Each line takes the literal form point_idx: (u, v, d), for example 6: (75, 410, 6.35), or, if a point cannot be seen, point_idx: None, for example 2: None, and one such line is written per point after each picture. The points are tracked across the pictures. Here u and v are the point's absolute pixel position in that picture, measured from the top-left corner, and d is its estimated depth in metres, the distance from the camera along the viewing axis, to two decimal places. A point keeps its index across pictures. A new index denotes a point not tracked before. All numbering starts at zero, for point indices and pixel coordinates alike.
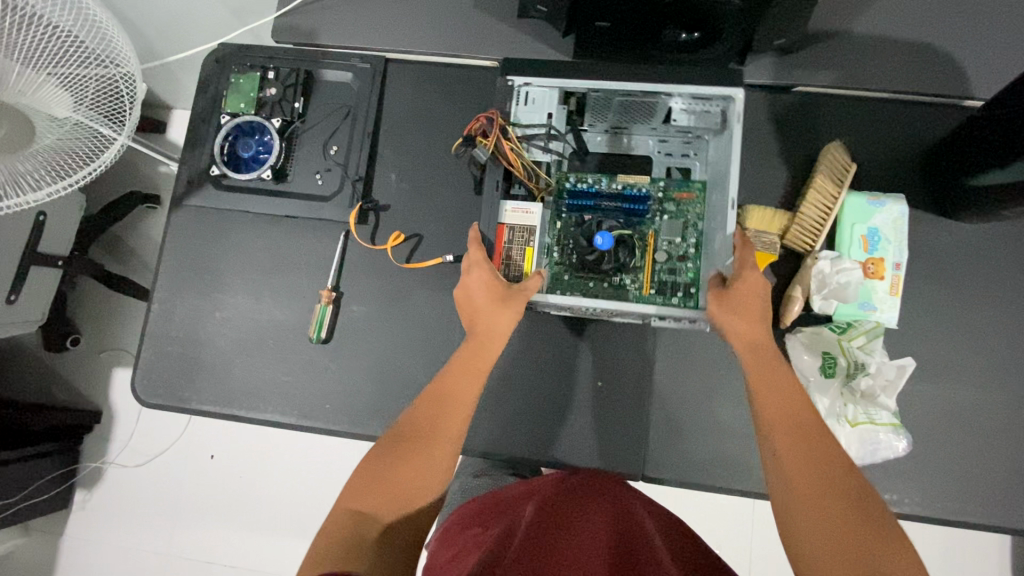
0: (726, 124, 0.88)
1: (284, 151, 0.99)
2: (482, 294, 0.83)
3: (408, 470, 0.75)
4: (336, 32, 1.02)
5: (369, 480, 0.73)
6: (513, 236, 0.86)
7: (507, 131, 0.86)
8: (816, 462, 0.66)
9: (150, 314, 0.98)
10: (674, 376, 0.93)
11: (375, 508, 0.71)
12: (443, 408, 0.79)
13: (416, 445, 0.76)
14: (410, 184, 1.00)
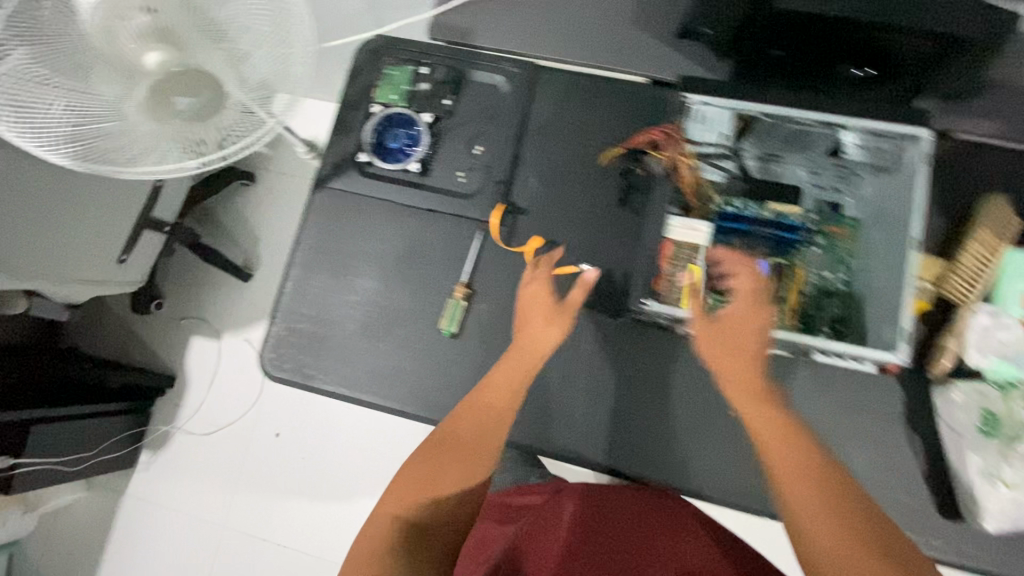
0: (896, 167, 0.86)
1: (430, 146, 1.02)
2: (535, 308, 0.87)
3: (448, 475, 0.75)
4: (491, 34, 1.03)
5: (397, 491, 0.75)
6: (678, 253, 0.84)
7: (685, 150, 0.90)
8: (811, 489, 0.62)
9: (285, 290, 1.01)
10: (808, 413, 0.90)
11: (428, 517, 0.73)
12: (485, 416, 0.81)
13: (432, 456, 0.78)
14: (549, 189, 0.99)
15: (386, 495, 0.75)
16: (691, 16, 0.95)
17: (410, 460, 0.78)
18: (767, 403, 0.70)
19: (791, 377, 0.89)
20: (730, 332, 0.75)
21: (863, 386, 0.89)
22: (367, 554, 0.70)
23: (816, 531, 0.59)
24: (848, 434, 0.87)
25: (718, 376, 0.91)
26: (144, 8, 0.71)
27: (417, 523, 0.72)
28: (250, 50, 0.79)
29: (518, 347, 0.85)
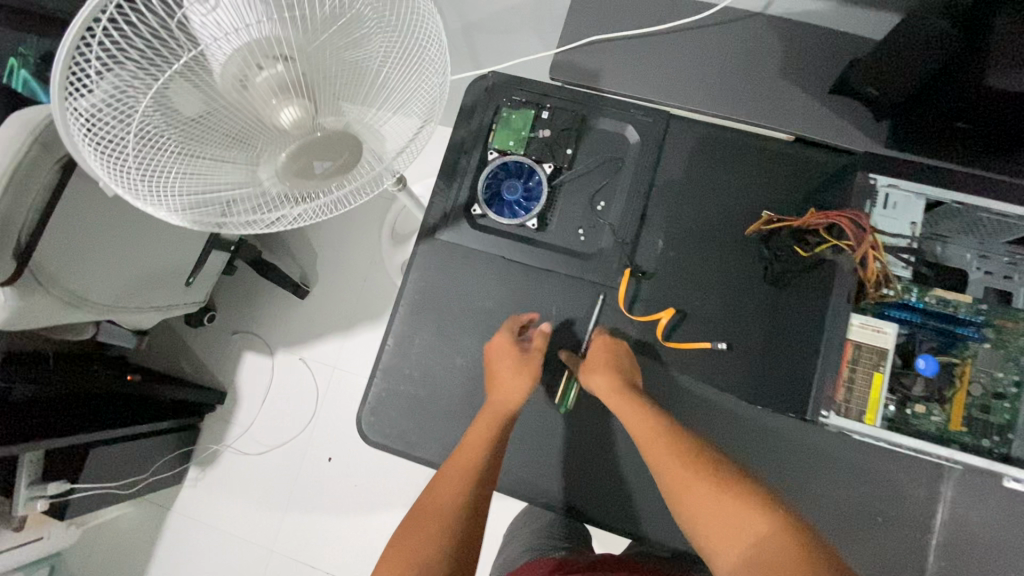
0: None
1: (549, 199, 0.93)
2: (502, 360, 0.84)
3: (417, 532, 0.71)
4: (620, 77, 0.94)
5: (399, 537, 0.71)
6: (860, 357, 0.68)
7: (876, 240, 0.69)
8: (683, 470, 0.69)
9: (386, 347, 0.93)
10: (974, 527, 0.80)
11: (443, 560, 0.68)
12: (468, 457, 0.77)
13: (432, 499, 0.75)
14: (679, 254, 0.91)
15: (394, 542, 0.71)
16: (851, 73, 0.86)
17: (417, 507, 0.75)
18: (669, 434, 0.73)
19: (947, 481, 0.82)
20: (604, 374, 0.81)
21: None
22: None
23: (733, 551, 0.62)
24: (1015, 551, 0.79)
25: (868, 478, 0.82)
26: (279, 58, 0.61)
27: (408, 554, 0.68)
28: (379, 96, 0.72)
29: (496, 404, 0.81)
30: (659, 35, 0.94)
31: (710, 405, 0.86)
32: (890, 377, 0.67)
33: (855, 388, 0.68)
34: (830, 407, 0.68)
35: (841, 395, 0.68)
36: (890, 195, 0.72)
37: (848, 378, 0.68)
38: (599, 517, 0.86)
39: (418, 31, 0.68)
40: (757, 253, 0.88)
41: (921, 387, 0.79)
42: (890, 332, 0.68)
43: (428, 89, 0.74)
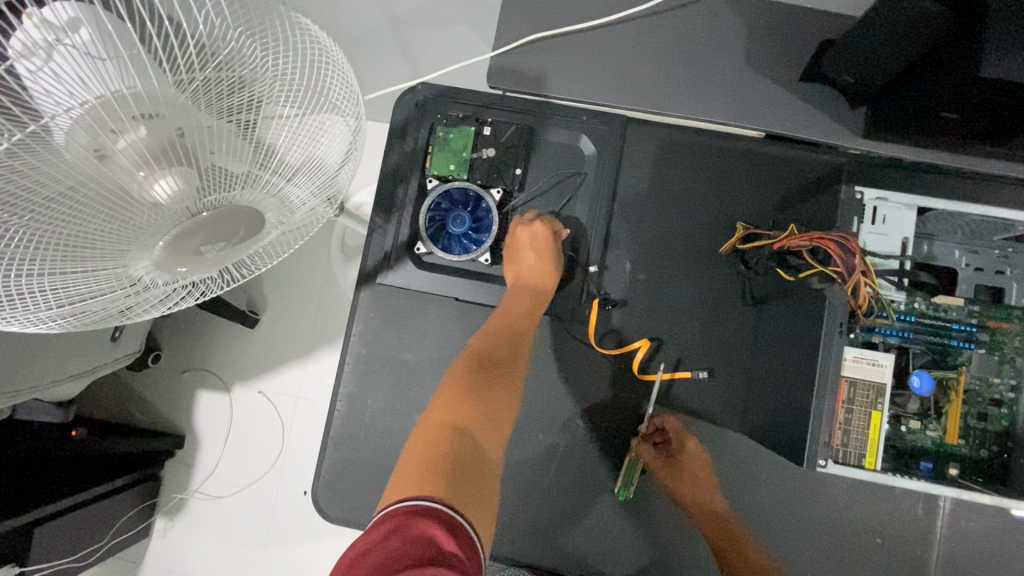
0: None
1: (501, 227, 0.83)
2: (525, 249, 0.79)
3: (464, 405, 0.67)
4: (567, 80, 0.82)
5: (445, 398, 0.68)
6: (856, 397, 0.61)
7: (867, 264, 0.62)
8: None
9: (336, 412, 0.83)
10: (969, 531, 0.78)
11: (483, 429, 0.67)
12: (507, 342, 0.74)
13: (477, 370, 0.71)
14: (650, 276, 0.83)
15: (436, 405, 0.68)
16: (824, 60, 0.76)
17: (455, 372, 0.71)
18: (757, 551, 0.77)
19: None
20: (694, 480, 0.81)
21: None
22: (429, 459, 0.61)
23: None
24: (1008, 553, 0.77)
25: (861, 495, 0.79)
26: (143, 118, 0.45)
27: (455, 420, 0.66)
28: (288, 126, 0.56)
29: (528, 287, 0.78)
30: (609, 25, 0.82)
31: (694, 435, 0.81)
32: (889, 417, 0.61)
33: (851, 429, 0.62)
34: (830, 454, 0.62)
35: (838, 440, 0.62)
36: (878, 207, 0.64)
37: (845, 417, 0.62)
38: (589, 569, 0.80)
39: (309, 41, 0.57)
40: (735, 269, 0.81)
41: (918, 405, 0.73)
42: (887, 362, 0.62)
43: (348, 104, 0.61)
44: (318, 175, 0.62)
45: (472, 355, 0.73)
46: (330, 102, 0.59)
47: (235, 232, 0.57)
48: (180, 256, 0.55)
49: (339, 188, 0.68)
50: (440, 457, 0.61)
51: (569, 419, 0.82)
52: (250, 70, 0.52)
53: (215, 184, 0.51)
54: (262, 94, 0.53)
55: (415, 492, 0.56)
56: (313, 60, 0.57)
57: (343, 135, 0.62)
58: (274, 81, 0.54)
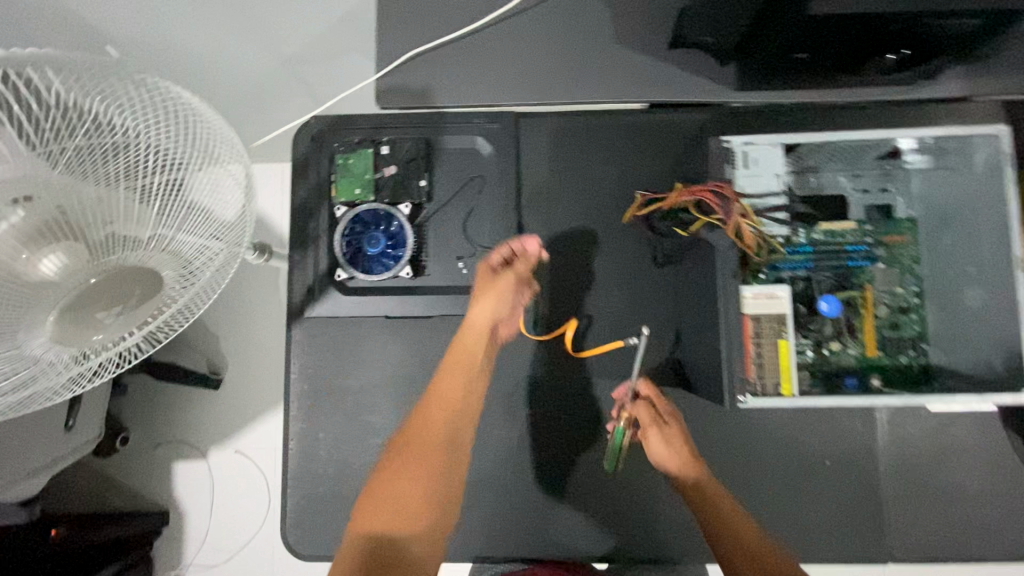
0: (971, 161, 0.75)
1: (418, 240, 0.84)
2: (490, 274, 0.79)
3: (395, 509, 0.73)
4: (453, 88, 0.85)
5: (371, 503, 0.74)
6: (764, 331, 0.65)
7: (745, 207, 0.66)
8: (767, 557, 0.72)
9: (290, 451, 0.84)
10: (907, 439, 0.81)
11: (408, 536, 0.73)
12: (453, 394, 0.78)
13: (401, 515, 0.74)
14: (568, 258, 0.85)
15: (366, 506, 0.74)
16: (686, 24, 0.80)
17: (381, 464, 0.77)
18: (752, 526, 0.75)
19: None
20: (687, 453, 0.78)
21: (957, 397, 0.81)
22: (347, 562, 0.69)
23: None
24: (951, 449, 0.81)
25: (804, 424, 0.82)
26: (19, 202, 0.48)
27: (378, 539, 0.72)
28: (171, 183, 0.56)
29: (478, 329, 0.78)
30: (480, 30, 0.86)
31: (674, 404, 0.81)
32: (794, 342, 0.64)
33: (765, 364, 0.65)
34: (749, 391, 0.65)
35: (754, 377, 0.65)
36: (747, 152, 0.68)
37: (756, 354, 0.65)
38: (562, 549, 0.82)
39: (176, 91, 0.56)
40: (647, 235, 0.83)
41: (831, 327, 0.78)
42: (785, 295, 0.65)
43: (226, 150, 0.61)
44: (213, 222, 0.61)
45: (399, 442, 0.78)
46: (207, 150, 0.59)
47: (128, 288, 0.56)
48: (82, 324, 0.54)
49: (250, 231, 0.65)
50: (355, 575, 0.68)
51: (518, 412, 0.84)
52: (120, 136, 0.53)
53: (109, 247, 0.53)
54: (138, 153, 0.54)
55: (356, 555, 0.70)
56: (184, 113, 0.57)
57: (235, 179, 0.62)
58: (147, 143, 0.54)
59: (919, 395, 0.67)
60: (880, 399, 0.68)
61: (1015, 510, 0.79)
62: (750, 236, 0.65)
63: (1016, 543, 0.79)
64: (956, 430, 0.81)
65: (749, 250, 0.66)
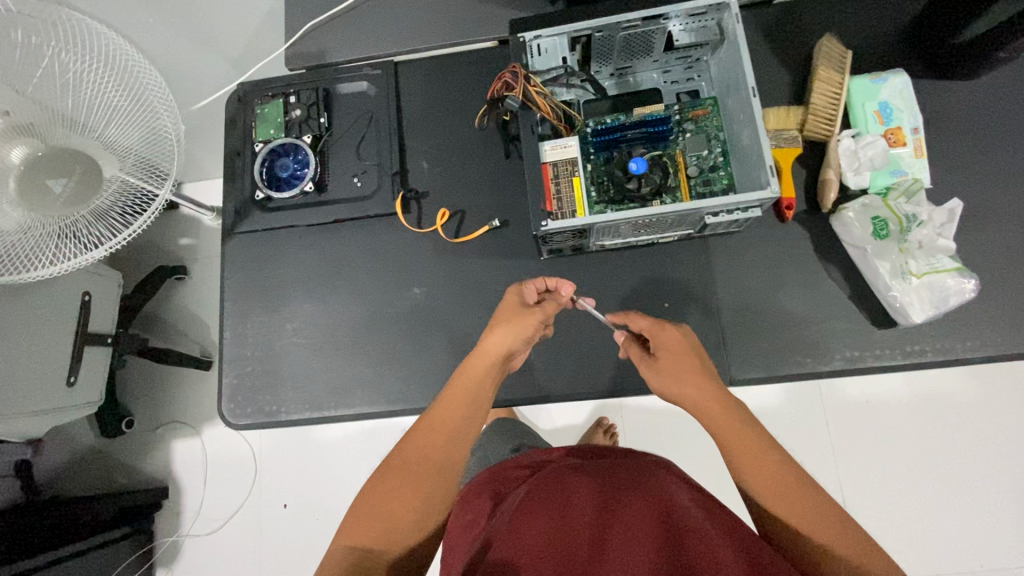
0: (725, 34, 0.90)
1: (320, 164, 1.05)
2: (511, 302, 0.83)
3: (392, 503, 0.64)
4: (342, 48, 1.09)
5: (353, 514, 0.64)
6: (557, 170, 0.84)
7: (531, 79, 0.88)
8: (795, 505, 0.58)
9: (225, 342, 1.03)
10: (735, 280, 0.94)
11: (385, 550, 0.62)
12: (452, 422, 0.71)
13: (384, 538, 0.63)
14: (440, 166, 1.04)
15: (359, 502, 0.65)
16: None
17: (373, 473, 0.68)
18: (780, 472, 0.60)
19: (703, 246, 0.95)
20: (685, 380, 0.71)
21: (773, 237, 0.94)
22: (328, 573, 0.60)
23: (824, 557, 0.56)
24: (777, 283, 0.93)
25: (645, 275, 0.95)
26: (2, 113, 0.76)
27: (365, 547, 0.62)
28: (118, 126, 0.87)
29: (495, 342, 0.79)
30: (350, 9, 1.08)
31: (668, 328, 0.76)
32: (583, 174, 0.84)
33: (563, 198, 0.84)
34: (552, 218, 0.83)
35: (555, 208, 0.84)
36: (538, 44, 0.91)
37: (557, 191, 0.84)
38: None
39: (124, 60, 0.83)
40: (501, 136, 1.03)
41: (652, 185, 0.90)
42: (575, 143, 0.85)
43: (166, 111, 0.88)
44: (145, 161, 0.90)
45: (404, 457, 0.68)
46: (151, 112, 0.88)
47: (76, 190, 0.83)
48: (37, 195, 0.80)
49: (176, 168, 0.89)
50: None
51: (408, 293, 1.01)
52: (93, 88, 0.84)
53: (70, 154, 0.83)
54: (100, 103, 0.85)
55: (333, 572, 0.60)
56: (140, 79, 0.86)
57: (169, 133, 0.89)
58: (109, 96, 0.85)
59: (697, 202, 0.81)
60: (666, 208, 0.81)
61: (835, 327, 0.91)
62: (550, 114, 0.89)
63: (840, 355, 0.90)
64: (779, 267, 0.94)
65: (553, 123, 0.89)
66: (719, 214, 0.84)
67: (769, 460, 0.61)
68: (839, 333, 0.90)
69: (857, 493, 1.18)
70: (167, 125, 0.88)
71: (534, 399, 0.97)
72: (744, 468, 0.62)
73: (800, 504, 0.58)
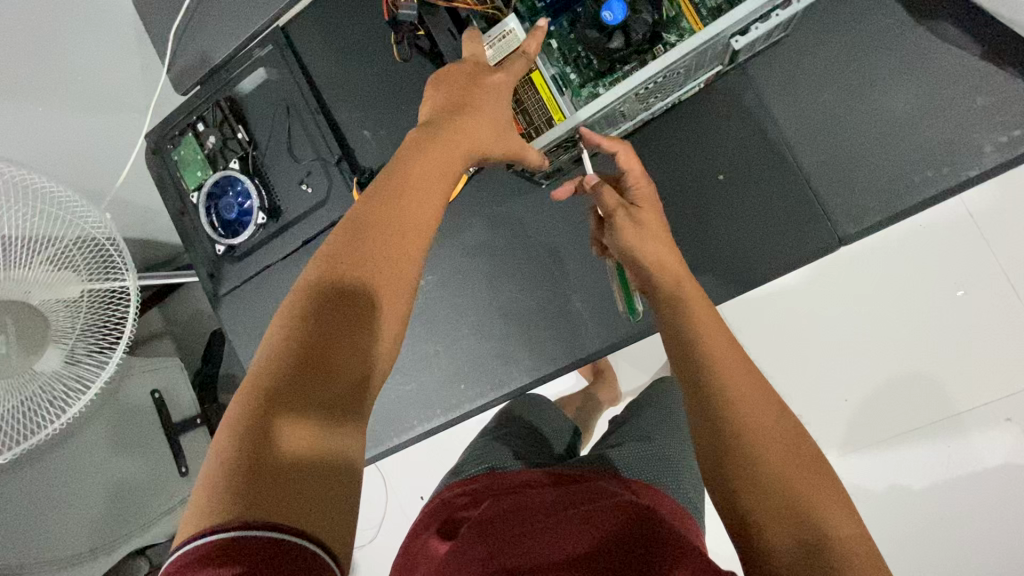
0: None
1: (261, 185, 0.89)
2: (461, 67, 0.59)
3: (337, 321, 0.43)
4: (219, 41, 0.89)
5: (273, 360, 0.41)
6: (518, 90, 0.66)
7: None
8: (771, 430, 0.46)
9: None
10: (798, 104, 0.68)
11: (300, 395, 0.40)
12: (417, 192, 0.50)
13: (300, 374, 0.40)
14: (385, 128, 0.85)
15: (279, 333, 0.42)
16: None
17: (275, 322, 0.44)
18: (750, 386, 0.48)
19: (738, 78, 0.69)
20: (664, 243, 0.57)
21: (833, 27, 0.66)
22: (219, 464, 0.37)
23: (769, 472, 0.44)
24: (860, 85, 0.66)
25: (676, 150, 0.71)
26: None
27: (271, 391, 0.39)
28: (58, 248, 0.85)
29: (471, 96, 0.57)
30: None
31: (642, 191, 0.61)
32: (544, 69, 0.65)
33: (529, 106, 0.66)
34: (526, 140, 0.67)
35: (524, 125, 0.67)
36: None
37: (519, 100, 0.67)
38: (509, 387, 0.83)
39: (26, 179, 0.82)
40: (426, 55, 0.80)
41: (643, 29, 0.62)
42: (515, 27, 0.62)
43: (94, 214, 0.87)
44: (95, 266, 0.90)
45: (322, 285, 0.44)
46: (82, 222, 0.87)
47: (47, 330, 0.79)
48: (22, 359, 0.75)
49: (128, 260, 0.91)
50: (225, 483, 0.36)
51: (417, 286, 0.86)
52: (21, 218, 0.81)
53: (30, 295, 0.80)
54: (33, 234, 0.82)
55: (224, 472, 0.36)
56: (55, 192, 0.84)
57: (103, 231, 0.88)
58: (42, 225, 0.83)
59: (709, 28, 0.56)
60: (663, 60, 0.57)
61: (969, 110, 0.63)
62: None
63: (990, 144, 0.62)
64: (856, 63, 0.66)
65: (473, 8, 0.69)
66: (743, 37, 0.59)
67: (743, 367, 0.49)
68: (980, 115, 0.62)
69: None
70: (102, 225, 0.88)
71: (600, 352, 0.79)
72: (685, 356, 0.52)
73: (759, 406, 0.47)
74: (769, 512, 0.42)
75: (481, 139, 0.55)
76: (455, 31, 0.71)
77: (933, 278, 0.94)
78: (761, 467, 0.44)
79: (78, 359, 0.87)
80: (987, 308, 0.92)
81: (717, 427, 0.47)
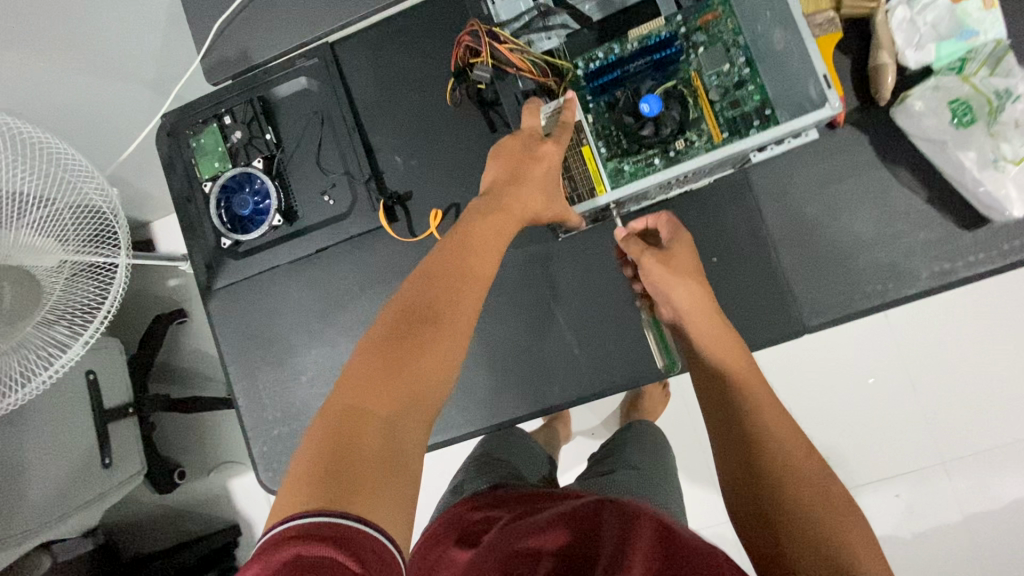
0: None
1: (281, 188, 0.90)
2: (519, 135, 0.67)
3: (407, 356, 0.47)
4: (263, 44, 0.90)
5: (359, 384, 0.46)
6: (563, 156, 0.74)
7: (498, 33, 0.77)
8: (801, 477, 0.55)
9: (240, 407, 0.93)
10: (784, 211, 0.80)
11: (380, 409, 0.44)
12: (479, 243, 0.57)
13: (380, 394, 0.45)
14: (418, 157, 0.89)
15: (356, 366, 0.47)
16: None
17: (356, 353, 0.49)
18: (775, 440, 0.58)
19: (739, 180, 0.81)
20: (691, 281, 0.68)
21: (820, 154, 0.80)
22: (306, 468, 0.41)
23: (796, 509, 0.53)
24: (834, 206, 0.80)
25: None
26: None
27: (352, 410, 0.44)
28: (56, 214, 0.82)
29: (525, 160, 0.65)
30: None
31: (675, 237, 0.72)
32: (592, 143, 0.74)
33: (575, 174, 0.75)
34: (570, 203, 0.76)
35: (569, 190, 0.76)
36: None
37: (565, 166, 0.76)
38: (499, 418, 0.88)
39: (34, 139, 0.81)
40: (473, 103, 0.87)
41: (671, 125, 0.72)
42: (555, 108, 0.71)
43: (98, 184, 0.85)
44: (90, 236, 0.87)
45: (399, 317, 0.50)
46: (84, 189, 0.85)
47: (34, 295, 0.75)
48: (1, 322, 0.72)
49: (125, 236, 0.88)
50: (308, 483, 0.40)
51: None
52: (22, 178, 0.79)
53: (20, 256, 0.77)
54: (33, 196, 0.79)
55: (305, 475, 0.40)
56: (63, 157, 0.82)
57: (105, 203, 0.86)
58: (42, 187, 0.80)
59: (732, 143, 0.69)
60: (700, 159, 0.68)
61: (913, 242, 0.78)
62: (534, 70, 0.78)
63: (926, 272, 0.77)
64: (834, 186, 0.80)
65: (535, 79, 0.79)
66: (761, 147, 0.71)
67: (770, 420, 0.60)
68: (921, 248, 0.77)
69: (951, 394, 1.07)
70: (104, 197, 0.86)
71: (586, 397, 0.86)
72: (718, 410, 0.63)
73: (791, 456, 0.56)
74: (797, 546, 0.50)
75: (535, 200, 0.63)
76: (520, 95, 0.81)
77: (863, 369, 1.10)
78: (797, 508, 0.53)
79: (54, 328, 0.83)
80: (902, 400, 1.09)
81: (755, 481, 0.56)
